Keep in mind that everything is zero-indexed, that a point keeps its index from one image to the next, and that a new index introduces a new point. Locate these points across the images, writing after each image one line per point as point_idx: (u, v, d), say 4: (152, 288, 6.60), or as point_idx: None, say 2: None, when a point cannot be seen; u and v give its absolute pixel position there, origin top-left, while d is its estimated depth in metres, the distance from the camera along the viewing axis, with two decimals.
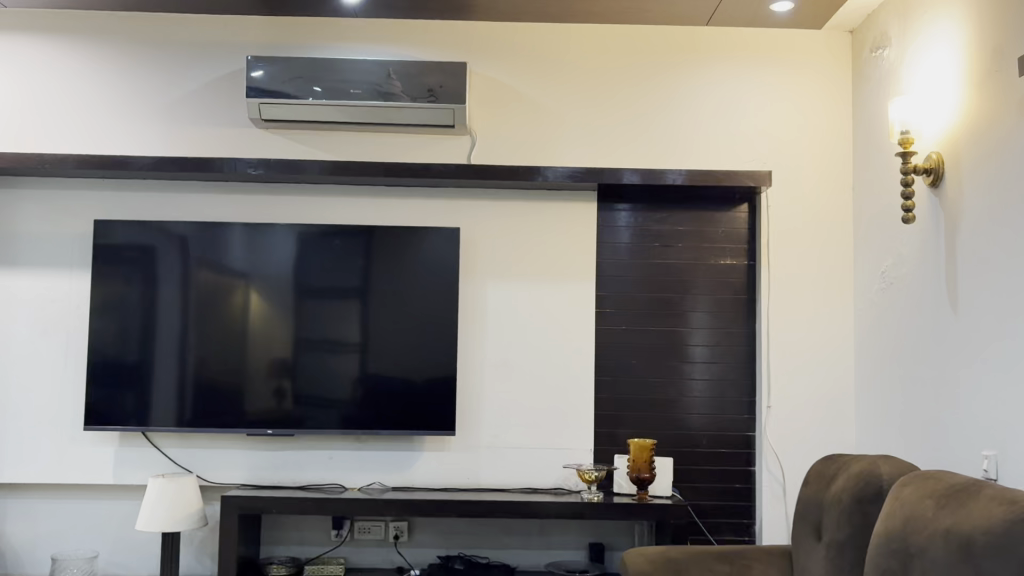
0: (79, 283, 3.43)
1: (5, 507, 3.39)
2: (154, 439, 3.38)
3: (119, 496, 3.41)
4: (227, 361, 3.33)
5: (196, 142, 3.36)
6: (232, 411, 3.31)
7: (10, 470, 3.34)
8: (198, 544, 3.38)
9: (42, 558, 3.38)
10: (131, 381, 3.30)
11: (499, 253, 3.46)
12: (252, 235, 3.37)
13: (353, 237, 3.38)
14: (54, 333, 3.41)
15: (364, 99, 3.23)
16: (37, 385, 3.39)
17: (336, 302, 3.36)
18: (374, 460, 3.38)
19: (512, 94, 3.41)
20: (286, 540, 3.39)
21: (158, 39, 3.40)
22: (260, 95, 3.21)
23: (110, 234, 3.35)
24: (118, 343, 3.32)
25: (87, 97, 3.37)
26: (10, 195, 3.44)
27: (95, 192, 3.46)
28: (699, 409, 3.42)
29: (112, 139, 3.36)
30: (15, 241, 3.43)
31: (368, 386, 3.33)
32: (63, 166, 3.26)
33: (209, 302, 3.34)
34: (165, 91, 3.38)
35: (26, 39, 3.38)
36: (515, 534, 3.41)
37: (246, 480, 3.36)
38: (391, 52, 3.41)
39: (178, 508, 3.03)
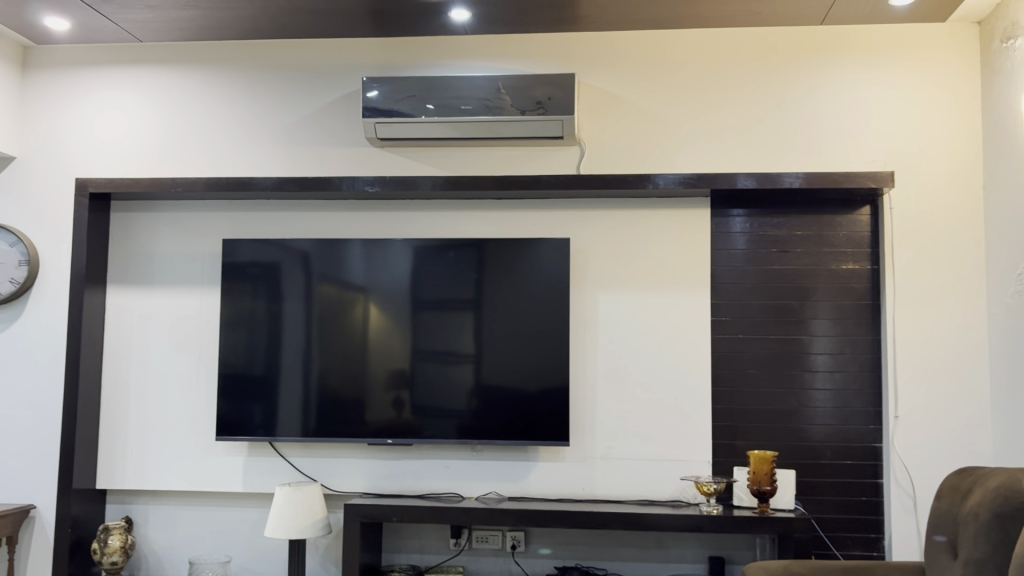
0: (210, 300, 3.61)
1: (146, 512, 3.59)
2: (281, 448, 3.51)
3: (249, 504, 3.55)
4: (349, 373, 3.43)
5: (316, 162, 3.49)
6: (353, 421, 3.40)
7: (150, 477, 3.54)
8: (323, 552, 3.49)
9: (180, 562, 3.56)
10: (259, 393, 3.45)
11: (612, 262, 3.45)
12: (371, 250, 3.47)
13: (465, 250, 3.43)
14: (188, 346, 3.59)
15: (474, 114, 3.26)
16: (173, 397, 3.58)
17: (451, 313, 3.41)
18: (491, 470, 3.42)
19: (622, 103, 3.40)
20: (406, 548, 3.46)
21: (279, 65, 3.55)
22: (376, 114, 3.30)
23: (238, 252, 3.51)
24: (246, 356, 3.47)
25: (215, 123, 3.55)
26: (147, 218, 3.67)
27: (224, 214, 3.64)
28: (822, 420, 3.31)
29: (238, 162, 3.52)
30: (151, 261, 3.65)
31: (484, 397, 3.36)
32: (195, 189, 3.50)
33: (331, 315, 3.46)
34: (286, 114, 3.53)
35: (159, 71, 3.59)
36: (632, 546, 3.37)
37: (368, 489, 3.45)
38: (502, 68, 3.46)
39: (303, 515, 3.14)
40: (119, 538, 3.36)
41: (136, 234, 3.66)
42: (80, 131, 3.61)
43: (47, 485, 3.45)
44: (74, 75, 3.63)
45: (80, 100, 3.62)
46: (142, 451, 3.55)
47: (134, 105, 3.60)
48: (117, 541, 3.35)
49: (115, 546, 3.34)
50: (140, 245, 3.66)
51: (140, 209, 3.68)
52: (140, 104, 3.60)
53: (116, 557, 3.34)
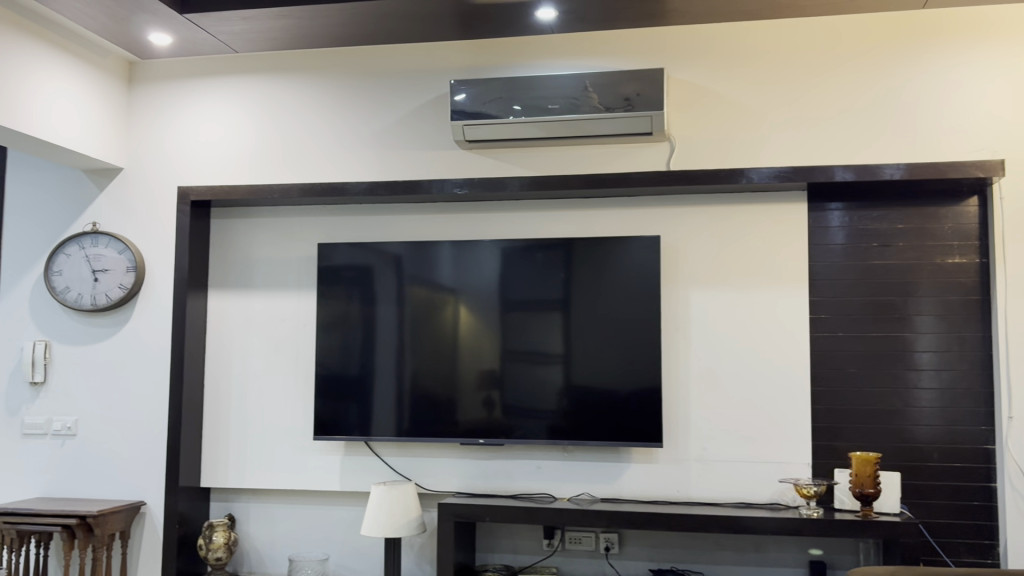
0: (306, 303, 3.69)
1: (248, 510, 3.70)
2: (376, 448, 3.57)
3: (346, 503, 3.62)
4: (440, 373, 3.46)
5: (406, 165, 3.53)
6: (445, 422, 3.43)
7: (252, 476, 3.64)
8: (418, 550, 3.53)
9: (281, 559, 3.65)
10: (354, 393, 3.51)
11: (704, 260, 3.39)
12: (461, 251, 3.49)
13: (554, 250, 3.41)
14: (285, 349, 3.69)
15: (562, 113, 3.25)
16: (272, 398, 3.67)
17: (541, 313, 3.40)
18: (583, 470, 3.40)
19: (713, 98, 3.33)
20: (500, 548, 3.47)
21: (369, 72, 3.60)
22: (464, 117, 3.31)
23: (333, 256, 3.59)
24: (342, 358, 3.54)
25: (309, 130, 3.64)
26: (247, 224, 3.78)
27: (319, 218, 3.73)
28: (929, 420, 3.18)
29: (331, 167, 3.59)
30: (251, 265, 3.76)
31: (575, 397, 3.34)
32: (291, 196, 3.58)
33: (422, 316, 3.49)
34: (377, 120, 3.58)
35: (256, 81, 3.70)
36: (729, 549, 3.30)
37: (461, 488, 3.47)
38: (590, 66, 3.43)
39: (398, 514, 3.18)
40: (223, 535, 3.47)
41: (236, 240, 3.78)
42: (182, 141, 3.74)
43: (155, 483, 3.59)
44: (175, 88, 3.77)
45: (181, 112, 3.76)
46: (243, 449, 3.66)
47: (231, 114, 3.71)
48: (221, 537, 3.47)
49: (219, 542, 3.45)
50: (238, 251, 3.77)
51: (239, 215, 3.80)
52: (237, 114, 3.71)
53: (220, 553, 3.45)
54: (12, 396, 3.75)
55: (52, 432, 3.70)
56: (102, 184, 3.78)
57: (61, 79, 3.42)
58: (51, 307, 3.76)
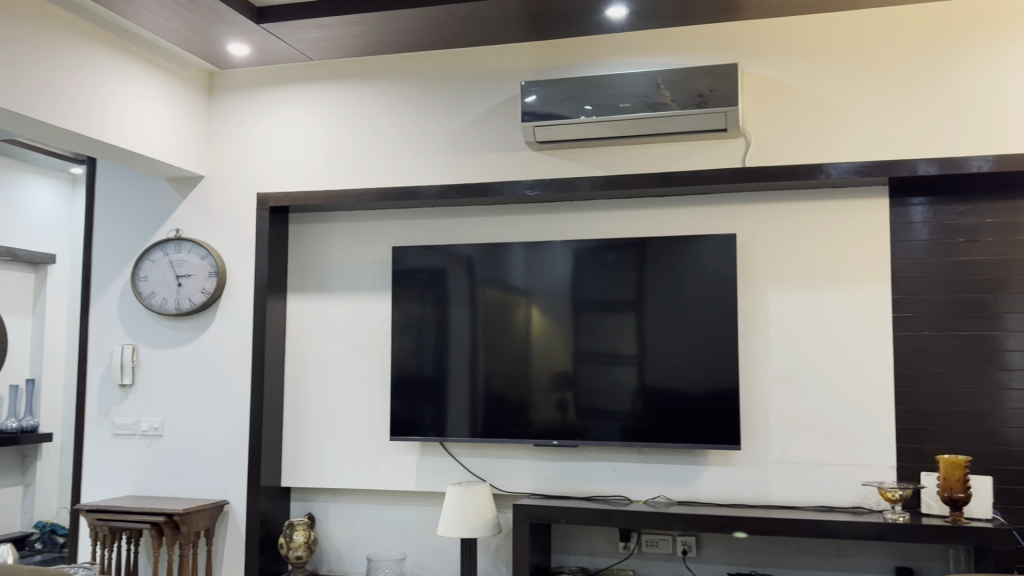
0: (381, 305, 3.74)
1: (327, 510, 3.76)
2: (451, 449, 3.59)
3: (422, 503, 3.66)
4: (513, 374, 3.46)
5: (478, 167, 3.55)
6: (518, 423, 3.43)
7: (330, 476, 3.70)
8: (494, 551, 3.54)
9: (359, 558, 3.70)
10: (429, 395, 3.54)
11: (781, 258, 3.32)
12: (533, 253, 3.49)
13: (627, 250, 3.38)
14: (361, 351, 3.74)
15: (634, 111, 3.22)
16: (349, 399, 3.73)
17: (613, 314, 3.37)
18: (659, 472, 3.36)
19: (789, 92, 3.27)
20: (575, 550, 3.46)
21: (441, 76, 3.64)
22: (535, 118, 3.31)
23: (407, 259, 3.63)
24: (416, 359, 3.58)
25: (382, 135, 3.69)
26: (323, 229, 3.86)
27: (393, 222, 3.78)
28: (1021, 422, 3.05)
29: (404, 171, 3.64)
30: (327, 269, 3.83)
31: (649, 398, 3.30)
32: (365, 200, 3.64)
33: (495, 318, 3.50)
34: (449, 123, 3.61)
35: (330, 89, 3.77)
36: (811, 554, 3.22)
37: (536, 490, 3.47)
38: (661, 64, 3.39)
39: (474, 515, 3.19)
40: (303, 534, 3.54)
41: (313, 244, 3.86)
42: (259, 148, 3.84)
43: (237, 482, 3.68)
44: (252, 97, 3.87)
45: (258, 120, 3.85)
46: (322, 450, 3.73)
47: (306, 121, 3.79)
48: (301, 537, 3.53)
49: (299, 541, 3.52)
50: (315, 255, 3.85)
51: (315, 220, 3.88)
52: (312, 121, 3.78)
53: (301, 551, 3.52)
54: (103, 397, 3.90)
55: (140, 432, 3.83)
56: (184, 193, 3.90)
57: (145, 90, 3.54)
58: (138, 311, 3.90)
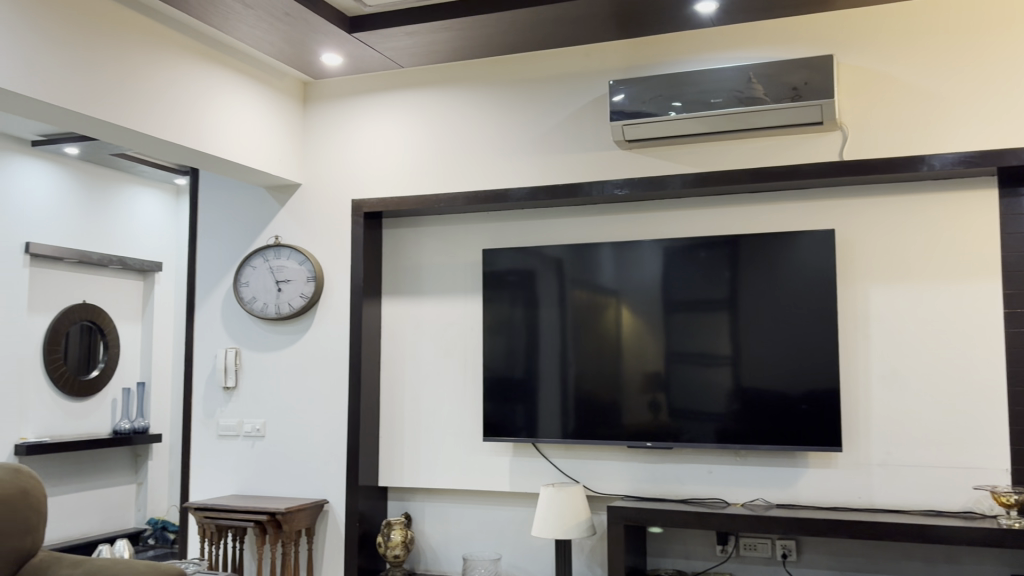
0: (472, 306, 3.78)
1: (423, 510, 3.82)
2: (544, 450, 3.59)
3: (516, 503, 3.67)
4: (605, 375, 3.44)
5: (567, 168, 3.54)
6: (611, 425, 3.41)
7: (425, 477, 3.76)
8: (589, 553, 3.53)
9: (455, 558, 3.74)
10: (521, 396, 3.56)
11: (882, 253, 3.21)
12: (623, 252, 3.46)
13: (719, 248, 3.33)
14: (454, 353, 3.78)
15: (725, 107, 3.15)
16: (442, 400, 3.78)
17: (707, 314, 3.32)
18: (756, 474, 3.29)
19: (887, 82, 3.16)
20: (671, 552, 3.41)
21: (528, 78, 3.65)
22: (624, 117, 3.29)
23: (497, 261, 3.66)
24: (508, 360, 3.60)
25: (471, 138, 3.72)
26: (416, 233, 3.92)
27: (483, 225, 3.81)
28: None
29: (494, 174, 3.66)
30: (420, 272, 3.89)
31: (745, 399, 3.24)
32: (456, 203, 3.68)
33: (586, 319, 3.49)
34: (537, 125, 3.62)
35: (421, 95, 3.83)
36: (919, 560, 3.11)
37: (630, 492, 3.44)
38: (752, 57, 3.33)
39: (568, 517, 3.19)
40: (400, 533, 3.60)
41: (406, 248, 3.93)
42: (353, 155, 3.92)
43: (336, 483, 3.76)
44: (346, 105, 3.97)
45: (351, 127, 3.95)
46: (417, 451, 3.78)
47: (397, 127, 3.86)
48: (398, 535, 3.60)
49: (396, 540, 3.58)
50: (409, 259, 3.92)
51: (408, 225, 3.94)
52: (403, 126, 3.85)
53: (398, 550, 3.58)
54: (209, 399, 4.05)
55: (243, 433, 3.96)
56: (282, 201, 4.02)
57: (243, 102, 3.66)
58: (240, 316, 4.03)
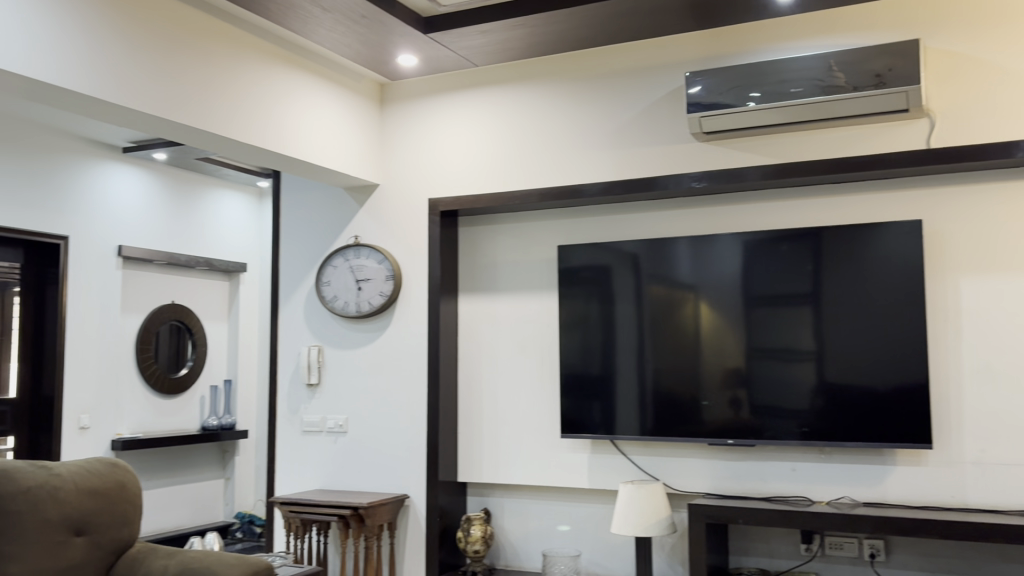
0: (548, 303, 3.78)
1: (503, 505, 3.84)
2: (623, 447, 3.57)
3: (595, 500, 3.66)
4: (683, 371, 3.40)
5: (642, 163, 3.51)
6: (690, 422, 3.37)
7: (504, 473, 3.77)
8: (669, 550, 3.50)
9: (535, 554, 3.75)
10: (598, 393, 3.55)
11: (973, 244, 3.10)
12: (700, 247, 3.42)
13: (801, 241, 3.25)
14: (531, 349, 3.79)
15: (806, 96, 3.08)
16: (520, 397, 3.79)
17: (789, 308, 3.25)
18: (841, 472, 3.21)
19: (976, 66, 3.04)
20: (754, 551, 3.36)
21: (602, 72, 3.63)
22: (701, 109, 3.25)
23: (573, 257, 3.65)
24: (584, 357, 3.59)
25: (546, 135, 3.73)
26: (492, 231, 3.94)
27: (559, 221, 3.81)
28: None
29: (568, 169, 3.66)
30: (497, 270, 3.91)
31: (829, 395, 3.17)
32: (531, 200, 3.69)
33: (664, 314, 3.46)
34: (612, 119, 3.60)
35: (495, 93, 3.85)
36: (1016, 562, 2.99)
37: (711, 489, 3.40)
38: (833, 44, 3.24)
39: (648, 514, 3.16)
40: (480, 528, 3.63)
41: (482, 246, 3.96)
42: (429, 155, 3.97)
43: (416, 478, 3.81)
44: (422, 105, 4.01)
45: (427, 127, 3.99)
46: (496, 448, 3.81)
47: (472, 126, 3.89)
48: (478, 531, 3.63)
49: (476, 535, 3.61)
50: (485, 256, 3.95)
51: (484, 222, 3.97)
52: (478, 125, 3.88)
53: (478, 546, 3.61)
54: (293, 396, 4.15)
55: (326, 429, 4.05)
56: (361, 201, 4.09)
57: (323, 105, 3.74)
58: (322, 314, 4.12)
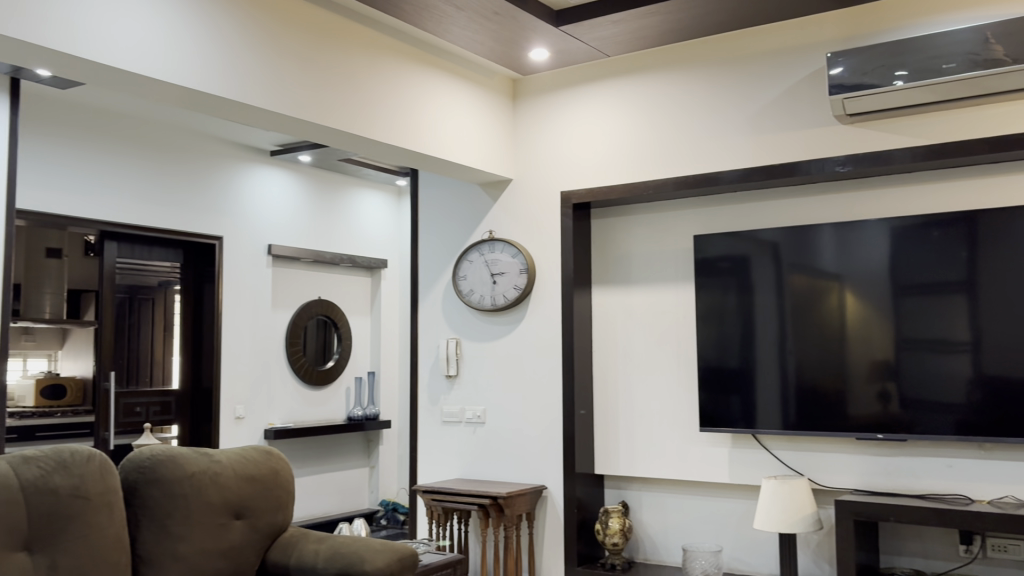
0: (685, 293, 3.72)
1: (641, 498, 3.82)
2: (765, 441, 3.48)
3: (736, 495, 3.58)
4: (827, 364, 3.28)
5: (782, 148, 3.41)
6: (835, 416, 3.25)
7: (642, 466, 3.75)
8: (815, 548, 3.39)
9: (675, 548, 3.71)
10: (737, 385, 3.47)
11: None
12: (845, 234, 3.28)
13: (956, 225, 3.07)
14: (668, 341, 3.75)
15: (960, 72, 2.88)
16: (657, 389, 3.76)
17: (942, 296, 3.08)
18: (1004, 470, 3.02)
19: None
20: (908, 551, 3.20)
21: (737, 57, 3.54)
22: (844, 91, 3.09)
23: (710, 247, 3.58)
24: (722, 349, 3.52)
25: (680, 124, 3.67)
26: (626, 222, 3.92)
27: (695, 211, 3.75)
28: None
29: (704, 158, 3.59)
30: (632, 261, 3.88)
31: (987, 388, 2.98)
32: (665, 189, 3.64)
33: (806, 304, 3.35)
34: (749, 105, 3.51)
35: (627, 82, 3.82)
36: None
37: (860, 486, 3.27)
38: (989, 15, 3.04)
39: (793, 510, 3.07)
40: (618, 521, 3.62)
41: (616, 238, 3.94)
42: (561, 148, 3.98)
43: (553, 470, 3.84)
44: (554, 99, 4.03)
45: (559, 120, 4.00)
46: (633, 441, 3.79)
47: (604, 117, 3.87)
48: (616, 523, 3.62)
49: (614, 528, 3.60)
50: (619, 248, 3.93)
51: (618, 213, 3.95)
52: (610, 115, 3.86)
53: (617, 538, 3.60)
54: (433, 387, 4.26)
55: (465, 420, 4.13)
56: (496, 196, 4.15)
57: (457, 103, 3.81)
58: (460, 308, 4.20)
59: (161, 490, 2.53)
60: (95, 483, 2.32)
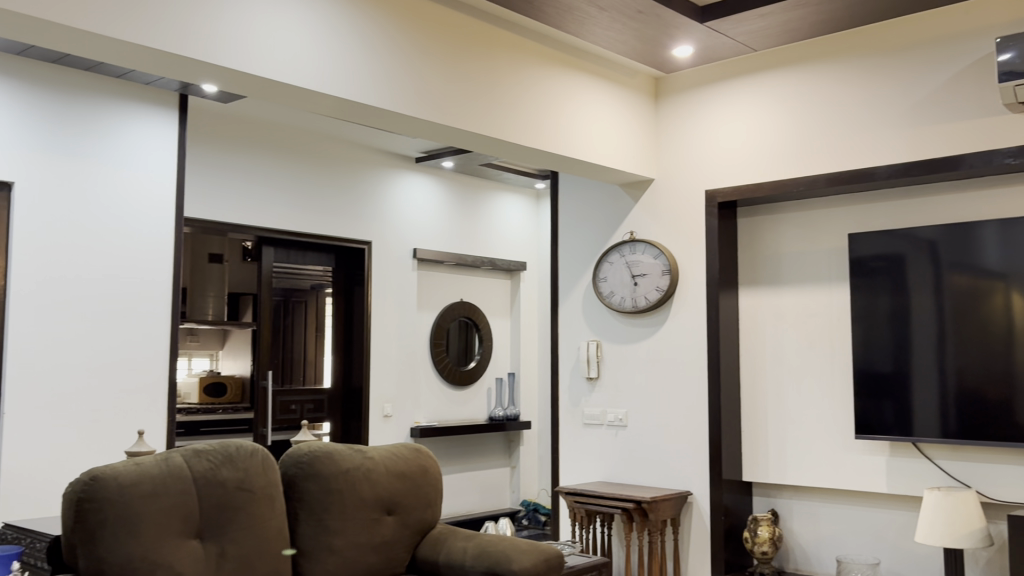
0: (837, 295, 3.58)
1: (792, 506, 3.70)
2: (925, 451, 3.29)
3: (894, 506, 3.41)
4: (994, 369, 3.07)
5: (944, 140, 3.22)
6: (1005, 425, 3.03)
7: (793, 473, 3.63)
8: (984, 565, 3.18)
9: (828, 559, 3.56)
10: (892, 391, 3.30)
11: None
12: (1012, 230, 3.06)
13: None
14: (820, 344, 3.61)
15: None
16: (808, 394, 3.62)
17: None
18: None
19: None
20: None
21: (893, 46, 3.38)
22: (1014, 78, 2.89)
23: (862, 246, 3.41)
24: (876, 353, 3.35)
25: (831, 118, 3.53)
26: (775, 221, 3.80)
27: (848, 208, 3.60)
28: None
29: (857, 153, 3.44)
30: (781, 260, 3.77)
31: None
32: (816, 186, 3.52)
33: (969, 306, 3.15)
34: (906, 96, 3.33)
35: (775, 77, 3.70)
36: None
37: None
38: None
39: (960, 524, 2.89)
40: (767, 529, 3.51)
41: (765, 237, 3.83)
42: (705, 146, 3.90)
43: (698, 474, 3.76)
44: (697, 97, 3.95)
45: (703, 118, 3.92)
46: (782, 446, 3.67)
47: (751, 113, 3.77)
48: (765, 532, 3.51)
49: (764, 536, 3.50)
50: (768, 247, 3.82)
51: (766, 212, 3.84)
52: (757, 111, 3.75)
53: (766, 547, 3.49)
54: (574, 389, 4.26)
55: (607, 422, 4.11)
56: (636, 196, 4.11)
57: (599, 104, 3.80)
58: (600, 309, 4.19)
59: (317, 485, 2.63)
60: (258, 476, 2.44)
